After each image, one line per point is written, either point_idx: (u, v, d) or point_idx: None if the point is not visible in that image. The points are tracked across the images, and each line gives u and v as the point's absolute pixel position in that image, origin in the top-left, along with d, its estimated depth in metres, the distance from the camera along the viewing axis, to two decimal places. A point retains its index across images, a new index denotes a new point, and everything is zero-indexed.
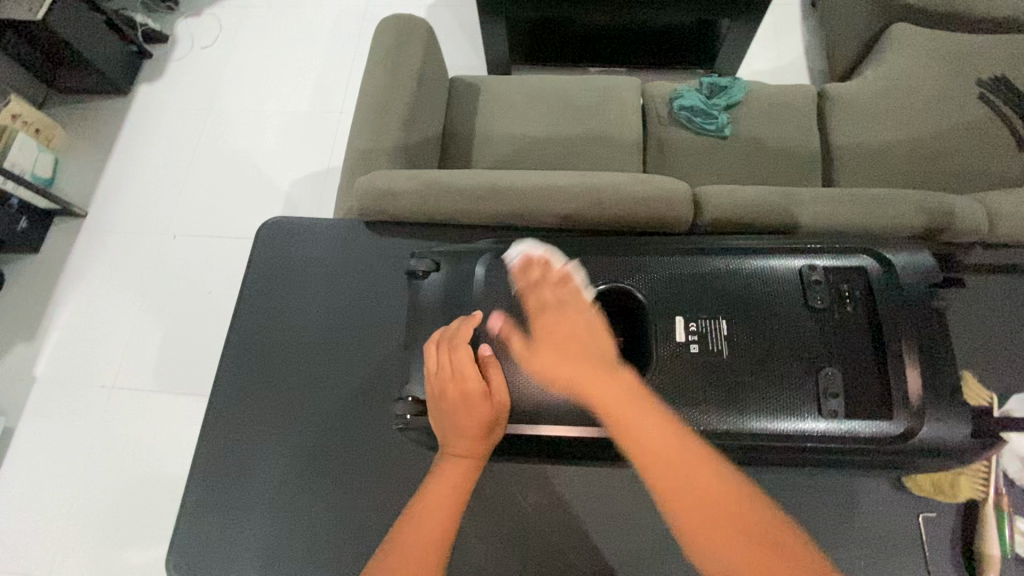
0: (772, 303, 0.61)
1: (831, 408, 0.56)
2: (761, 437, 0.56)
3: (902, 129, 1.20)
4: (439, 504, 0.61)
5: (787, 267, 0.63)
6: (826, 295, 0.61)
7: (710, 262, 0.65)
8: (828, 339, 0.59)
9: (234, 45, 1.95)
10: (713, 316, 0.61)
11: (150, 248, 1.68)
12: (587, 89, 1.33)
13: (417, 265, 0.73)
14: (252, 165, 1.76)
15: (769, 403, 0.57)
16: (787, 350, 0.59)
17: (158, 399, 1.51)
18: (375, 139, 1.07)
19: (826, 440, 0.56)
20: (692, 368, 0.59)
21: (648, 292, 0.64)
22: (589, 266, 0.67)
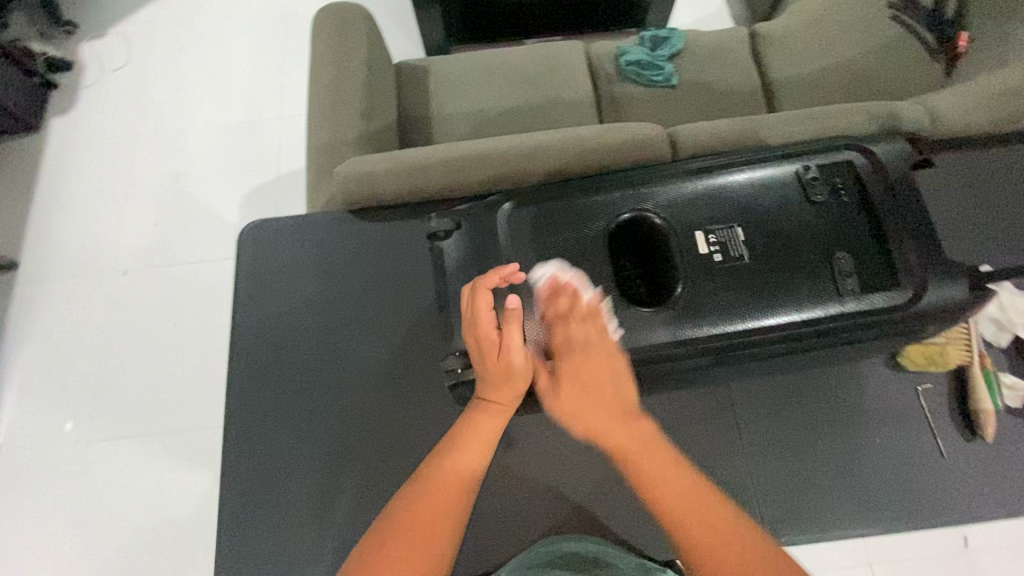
0: (779, 205, 0.69)
1: (848, 287, 0.64)
2: (793, 325, 0.64)
3: (832, 56, 1.29)
4: (464, 455, 0.62)
5: (786, 172, 0.70)
6: (825, 190, 0.69)
7: (719, 177, 0.71)
8: (833, 228, 0.68)
9: (150, 64, 1.83)
10: (729, 225, 0.68)
11: (100, 289, 1.57)
12: (534, 56, 1.34)
13: (438, 225, 0.76)
14: (195, 186, 1.67)
15: (794, 292, 0.65)
16: (799, 244, 0.67)
17: (139, 445, 1.42)
18: (337, 130, 1.04)
19: (849, 317, 0.64)
20: (721, 274, 0.66)
21: (669, 215, 0.70)
22: (609, 201, 0.72)
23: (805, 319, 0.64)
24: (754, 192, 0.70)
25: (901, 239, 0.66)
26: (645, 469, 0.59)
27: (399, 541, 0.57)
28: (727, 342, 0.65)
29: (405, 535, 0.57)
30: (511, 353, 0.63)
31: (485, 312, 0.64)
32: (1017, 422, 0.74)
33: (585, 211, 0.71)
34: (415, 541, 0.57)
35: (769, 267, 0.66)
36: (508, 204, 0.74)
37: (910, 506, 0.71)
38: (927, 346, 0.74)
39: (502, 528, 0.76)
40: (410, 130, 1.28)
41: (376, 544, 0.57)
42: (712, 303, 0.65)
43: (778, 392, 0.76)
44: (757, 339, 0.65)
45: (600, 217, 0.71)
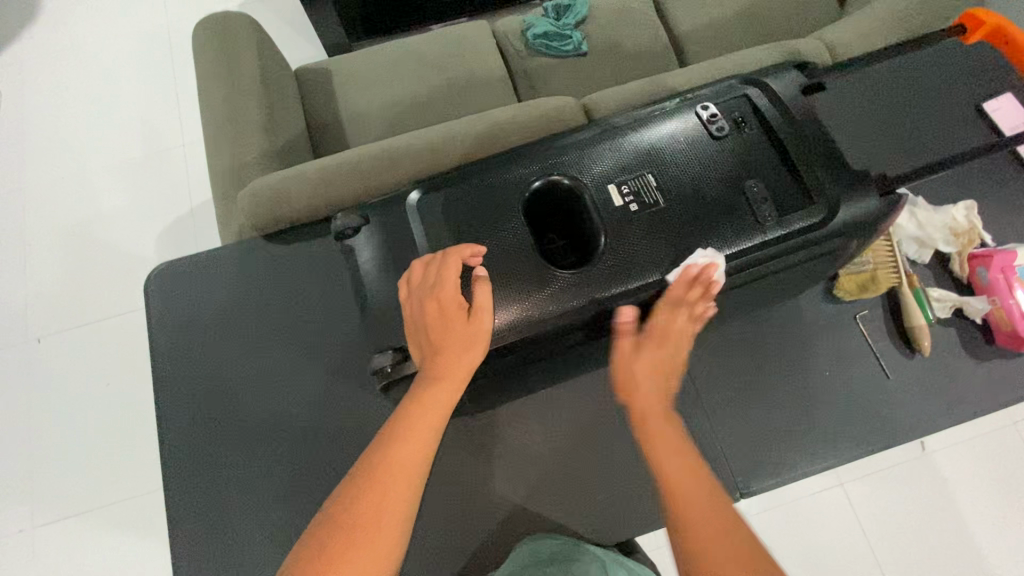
0: (686, 146, 0.68)
1: (766, 215, 0.64)
2: (721, 261, 0.64)
3: (732, 2, 1.30)
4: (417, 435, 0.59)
5: (686, 114, 0.70)
6: (726, 125, 0.69)
7: (622, 131, 0.70)
8: (741, 160, 0.67)
9: (26, 107, 1.67)
10: (640, 173, 0.67)
11: (14, 360, 1.44)
12: (439, 42, 1.29)
13: (345, 225, 0.70)
14: (98, 235, 1.54)
15: (715, 230, 0.65)
16: (712, 183, 0.67)
17: (87, 523, 1.32)
18: (239, 148, 0.97)
19: (771, 243, 0.64)
20: (639, 225, 0.65)
21: (579, 175, 0.68)
22: (518, 172, 0.69)
23: (729, 253, 0.64)
24: (660, 138, 0.69)
25: (808, 160, 0.66)
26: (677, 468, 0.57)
27: (346, 534, 0.53)
28: (658, 289, 0.64)
29: (351, 532, 0.53)
30: (479, 316, 0.62)
31: (453, 279, 0.62)
32: (948, 330, 0.77)
33: (497, 188, 0.69)
34: (361, 537, 0.53)
35: (686, 209, 0.66)
36: (416, 193, 0.70)
37: (863, 429, 0.74)
38: (858, 273, 0.76)
39: (479, 530, 0.74)
40: (321, 137, 1.21)
41: (319, 548, 0.53)
42: (638, 256, 0.64)
43: (726, 344, 0.77)
44: (687, 281, 0.64)
45: (512, 190, 0.68)
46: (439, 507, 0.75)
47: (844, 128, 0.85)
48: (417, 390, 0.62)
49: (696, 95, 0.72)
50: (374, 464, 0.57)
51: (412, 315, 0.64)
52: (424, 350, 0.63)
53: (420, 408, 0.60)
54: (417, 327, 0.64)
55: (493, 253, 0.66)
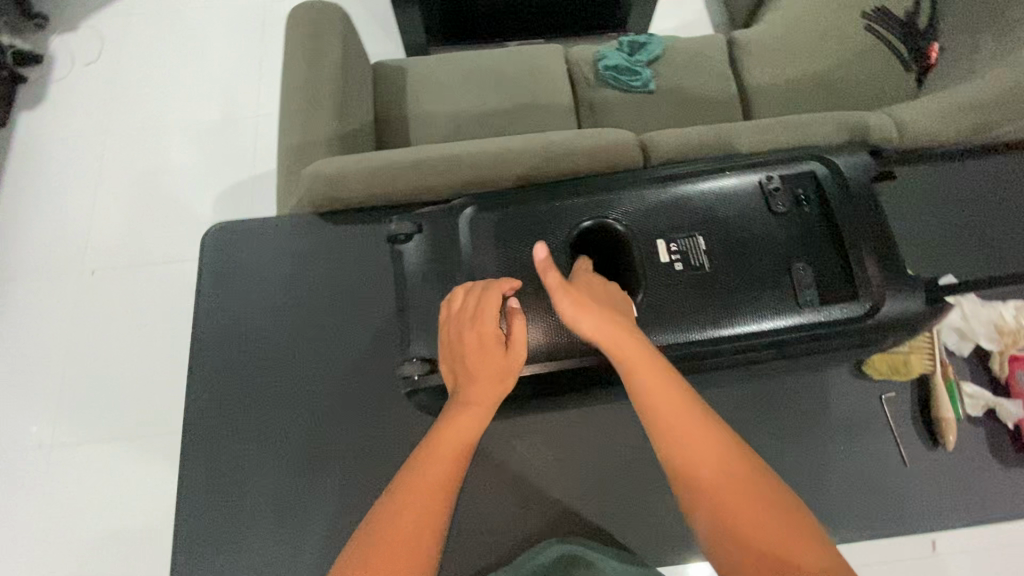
0: (740, 215, 0.70)
1: (808, 299, 0.65)
2: (755, 336, 0.64)
3: (806, 66, 1.30)
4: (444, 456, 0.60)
5: (748, 183, 0.71)
6: (785, 200, 0.70)
7: (681, 186, 0.71)
8: (794, 237, 0.68)
9: (124, 58, 1.80)
10: (690, 233, 0.69)
11: (66, 287, 1.54)
12: (513, 60, 1.33)
13: (397, 229, 0.75)
14: (164, 186, 1.63)
15: (753, 303, 0.65)
16: (760, 255, 0.68)
17: (102, 451, 1.39)
18: (308, 129, 1.02)
19: (809, 327, 0.65)
20: (680, 284, 0.67)
21: (630, 223, 0.70)
22: (571, 209, 0.72)
23: (765, 329, 0.65)
24: (716, 201, 0.70)
25: (862, 250, 0.67)
26: (660, 400, 0.57)
27: (387, 546, 0.55)
28: (686, 350, 0.65)
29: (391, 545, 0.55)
30: (516, 346, 0.65)
31: (494, 312, 0.65)
32: (978, 431, 0.75)
33: (548, 221, 0.72)
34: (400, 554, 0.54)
35: (728, 277, 0.67)
36: (469, 210, 0.74)
37: (869, 513, 0.72)
38: (892, 353, 0.74)
39: (466, 540, 0.74)
40: (385, 131, 1.26)
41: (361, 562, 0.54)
42: (673, 314, 0.66)
43: (745, 404, 0.76)
44: (718, 348, 0.65)
45: (563, 226, 0.71)
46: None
47: (897, 214, 0.86)
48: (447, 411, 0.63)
49: (762, 162, 0.73)
50: (411, 483, 0.58)
51: (450, 342, 0.67)
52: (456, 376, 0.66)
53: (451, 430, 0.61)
54: (452, 353, 0.66)
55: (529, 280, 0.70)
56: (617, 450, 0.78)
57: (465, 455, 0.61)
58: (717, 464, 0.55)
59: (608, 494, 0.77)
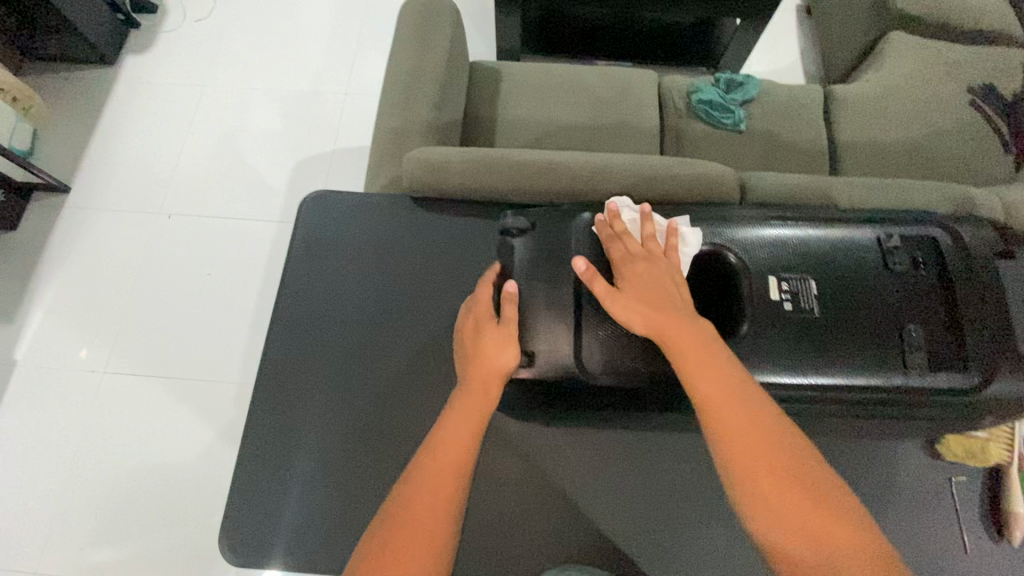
0: (854, 265, 0.71)
1: (917, 361, 0.66)
2: (857, 386, 0.65)
3: (904, 130, 1.28)
4: (449, 440, 0.62)
5: (867, 235, 0.73)
6: (903, 259, 0.71)
7: (799, 228, 0.74)
8: (908, 297, 0.69)
9: (229, 19, 1.88)
10: (802, 275, 0.70)
11: (142, 226, 1.61)
12: (607, 79, 1.35)
13: (511, 223, 0.78)
14: (246, 147, 1.70)
15: (861, 355, 0.66)
16: (871, 308, 0.69)
17: (150, 387, 1.46)
18: (406, 115, 1.05)
19: (913, 388, 0.65)
20: (789, 322, 0.68)
21: (743, 256, 0.72)
22: (688, 232, 0.75)
23: (869, 384, 0.65)
24: (832, 248, 0.72)
25: (976, 321, 0.67)
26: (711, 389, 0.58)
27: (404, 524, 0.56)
28: (787, 391, 0.66)
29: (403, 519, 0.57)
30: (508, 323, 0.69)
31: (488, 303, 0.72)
32: None
33: (662, 240, 0.74)
34: (414, 531, 0.57)
35: (837, 326, 0.68)
36: (587, 215, 0.78)
37: None
38: (968, 437, 0.72)
39: (509, 539, 0.76)
40: (472, 127, 1.29)
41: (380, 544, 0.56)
42: (776, 351, 0.66)
43: None
44: (819, 394, 0.65)
45: None
46: (479, 502, 0.77)
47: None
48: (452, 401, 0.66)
49: (881, 220, 0.75)
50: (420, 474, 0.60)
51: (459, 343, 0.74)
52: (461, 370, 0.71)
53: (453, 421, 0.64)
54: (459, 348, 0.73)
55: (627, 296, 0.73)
56: (667, 482, 0.78)
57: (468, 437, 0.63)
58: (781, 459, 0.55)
59: (653, 524, 0.77)
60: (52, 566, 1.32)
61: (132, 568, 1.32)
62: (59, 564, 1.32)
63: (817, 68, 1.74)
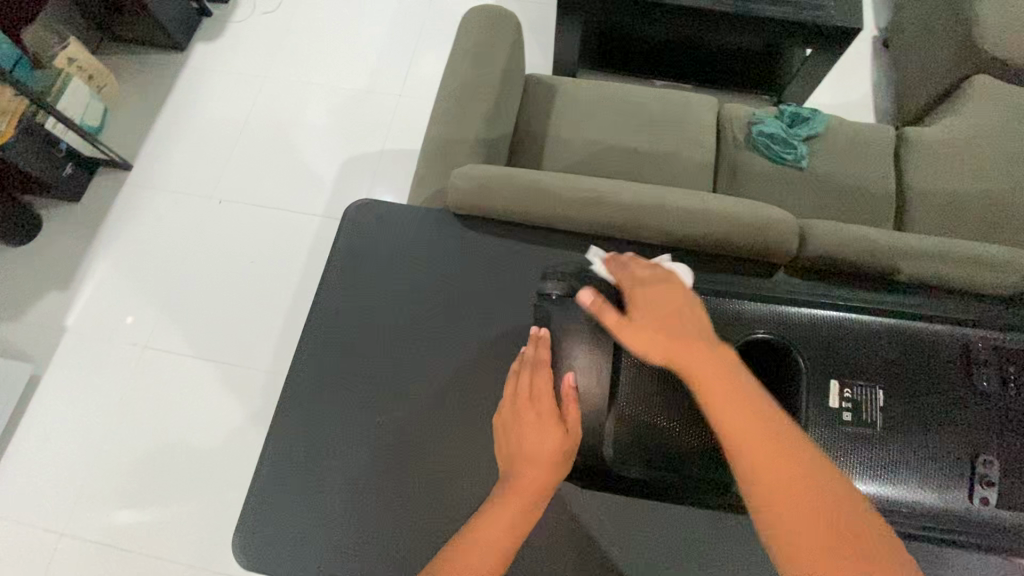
0: (930, 377, 0.69)
1: (985, 494, 0.64)
2: (910, 512, 0.65)
3: (983, 182, 1.19)
4: (487, 536, 0.60)
5: (950, 344, 0.71)
6: (992, 377, 0.68)
7: (872, 332, 0.72)
8: (991, 418, 0.67)
9: (296, 13, 1.92)
10: (870, 385, 0.69)
11: (193, 210, 1.66)
12: (664, 103, 1.30)
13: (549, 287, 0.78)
14: (299, 139, 1.73)
15: (920, 478, 0.65)
16: (943, 428, 0.67)
17: (186, 366, 1.50)
18: (457, 128, 1.04)
19: (975, 521, 0.64)
20: (848, 432, 0.67)
21: (806, 355, 0.72)
22: (749, 319, 0.75)
23: (922, 508, 0.65)
24: (906, 354, 0.71)
25: None
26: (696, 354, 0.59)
27: None
28: None
29: None
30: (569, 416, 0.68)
31: (547, 387, 0.70)
32: None
33: (721, 325, 0.75)
34: None
35: (902, 444, 0.66)
36: None
37: None
38: None
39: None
40: (522, 143, 1.27)
41: None
42: (828, 461, 0.67)
43: None
44: (871, 512, 0.65)
45: (736, 333, 0.74)
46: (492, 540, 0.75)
47: None
48: (493, 498, 0.64)
49: (970, 327, 0.72)
50: (444, 568, 0.58)
51: (504, 416, 0.71)
52: (509, 462, 0.67)
53: (490, 519, 0.62)
54: (505, 428, 0.70)
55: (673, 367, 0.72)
56: (690, 539, 0.75)
57: (526, 520, 0.62)
58: (784, 470, 0.52)
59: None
60: (77, 528, 1.37)
61: (151, 539, 1.36)
62: (83, 525, 1.37)
63: (888, 105, 1.65)
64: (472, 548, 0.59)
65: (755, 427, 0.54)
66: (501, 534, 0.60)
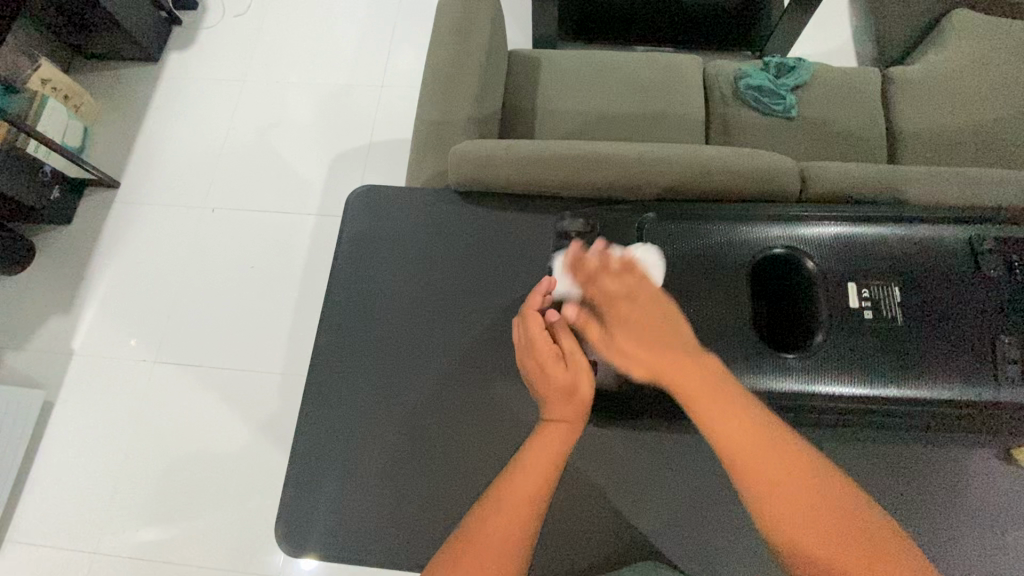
0: (938, 271, 0.71)
1: (1009, 373, 0.66)
2: (943, 401, 0.66)
3: (970, 115, 1.20)
4: (535, 464, 0.63)
5: (958, 238, 0.72)
6: (997, 263, 0.71)
7: (883, 233, 0.73)
8: (1000, 300, 0.70)
9: (268, 14, 1.89)
10: (885, 283, 0.71)
11: (188, 220, 1.65)
12: (650, 65, 1.30)
13: (568, 226, 0.82)
14: (285, 140, 1.72)
15: (947, 367, 0.67)
16: (960, 317, 0.69)
17: (197, 377, 1.50)
18: (449, 108, 1.03)
19: (1004, 401, 0.66)
20: (869, 327, 0.69)
21: (822, 261, 0.72)
22: (763, 232, 0.75)
23: (954, 397, 0.66)
24: (915, 252, 0.72)
25: None
26: (714, 414, 0.60)
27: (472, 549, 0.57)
28: (868, 402, 0.67)
29: (475, 546, 0.57)
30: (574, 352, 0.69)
31: (539, 331, 0.69)
32: None
33: (734, 243, 0.74)
34: (518, 504, 0.60)
35: (922, 335, 0.68)
36: (650, 215, 0.79)
37: None
38: None
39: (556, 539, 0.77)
40: (512, 119, 1.26)
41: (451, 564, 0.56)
42: (854, 361, 0.68)
43: (870, 474, 0.74)
44: (903, 406, 0.67)
45: (752, 247, 0.74)
46: None
47: None
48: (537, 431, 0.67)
49: (971, 221, 0.74)
50: (504, 487, 0.62)
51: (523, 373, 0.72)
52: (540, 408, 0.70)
53: (539, 443, 0.65)
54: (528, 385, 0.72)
55: (695, 306, 0.72)
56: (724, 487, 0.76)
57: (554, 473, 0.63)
58: (762, 456, 0.57)
59: (709, 532, 0.75)
60: (108, 548, 1.38)
61: (182, 551, 1.37)
62: (114, 544, 1.38)
63: (869, 50, 1.65)
64: (524, 468, 0.63)
65: (729, 416, 0.59)
66: (548, 456, 0.63)
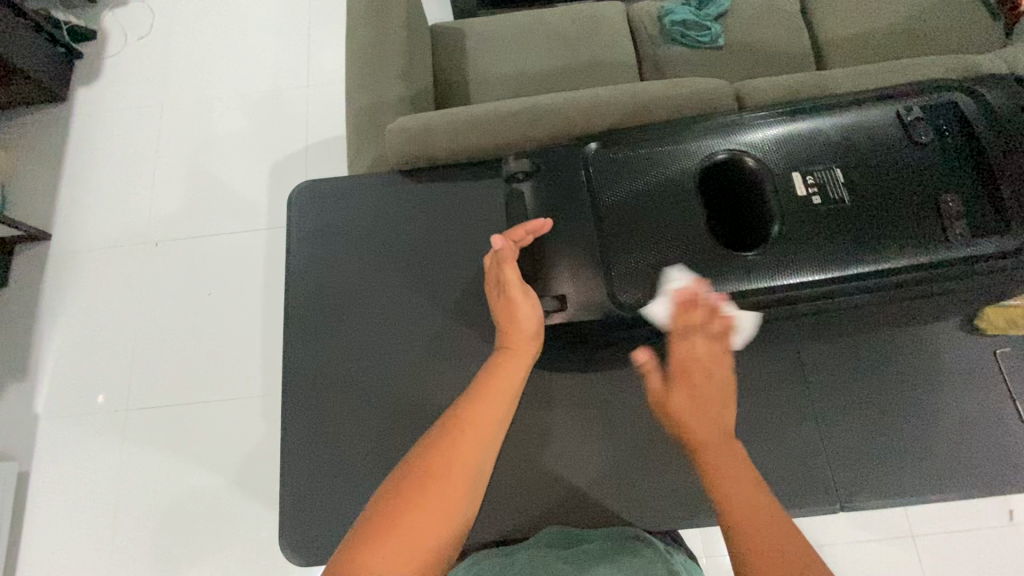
0: (876, 149, 0.72)
1: (957, 231, 0.67)
2: (896, 270, 0.68)
3: (886, 15, 1.23)
4: (486, 401, 0.62)
5: (887, 115, 0.74)
6: (929, 130, 0.72)
7: (817, 121, 0.75)
8: (938, 163, 0.71)
9: (174, 31, 1.80)
10: (828, 167, 0.72)
11: (132, 258, 1.58)
12: (574, 17, 1.29)
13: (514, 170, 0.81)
14: (218, 159, 1.65)
15: (896, 236, 0.69)
16: (903, 187, 0.70)
17: (175, 416, 1.45)
18: (378, 90, 1.00)
19: (955, 258, 0.67)
20: (817, 211, 0.70)
21: (764, 157, 0.73)
22: (705, 142, 0.75)
23: (907, 263, 0.68)
24: (850, 134, 0.73)
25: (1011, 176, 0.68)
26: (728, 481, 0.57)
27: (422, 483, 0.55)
28: (827, 285, 0.68)
29: (427, 481, 0.55)
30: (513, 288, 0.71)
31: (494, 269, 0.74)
32: None
33: (678, 155, 0.74)
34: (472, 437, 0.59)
35: (869, 211, 0.70)
36: (593, 145, 0.78)
37: (963, 466, 0.75)
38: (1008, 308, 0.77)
39: (563, 491, 0.78)
40: (445, 94, 1.23)
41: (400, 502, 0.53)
42: (807, 248, 0.69)
43: (843, 367, 0.79)
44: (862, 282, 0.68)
45: (697, 156, 0.74)
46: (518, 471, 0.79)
47: None
48: (490, 363, 0.68)
49: (898, 97, 0.76)
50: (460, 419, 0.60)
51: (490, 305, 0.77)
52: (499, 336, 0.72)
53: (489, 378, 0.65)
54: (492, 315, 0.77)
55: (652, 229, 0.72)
56: None
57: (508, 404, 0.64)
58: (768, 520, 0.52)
59: None
60: None
61: None
62: None
63: None
64: (479, 403, 0.62)
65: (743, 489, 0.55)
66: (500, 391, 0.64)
